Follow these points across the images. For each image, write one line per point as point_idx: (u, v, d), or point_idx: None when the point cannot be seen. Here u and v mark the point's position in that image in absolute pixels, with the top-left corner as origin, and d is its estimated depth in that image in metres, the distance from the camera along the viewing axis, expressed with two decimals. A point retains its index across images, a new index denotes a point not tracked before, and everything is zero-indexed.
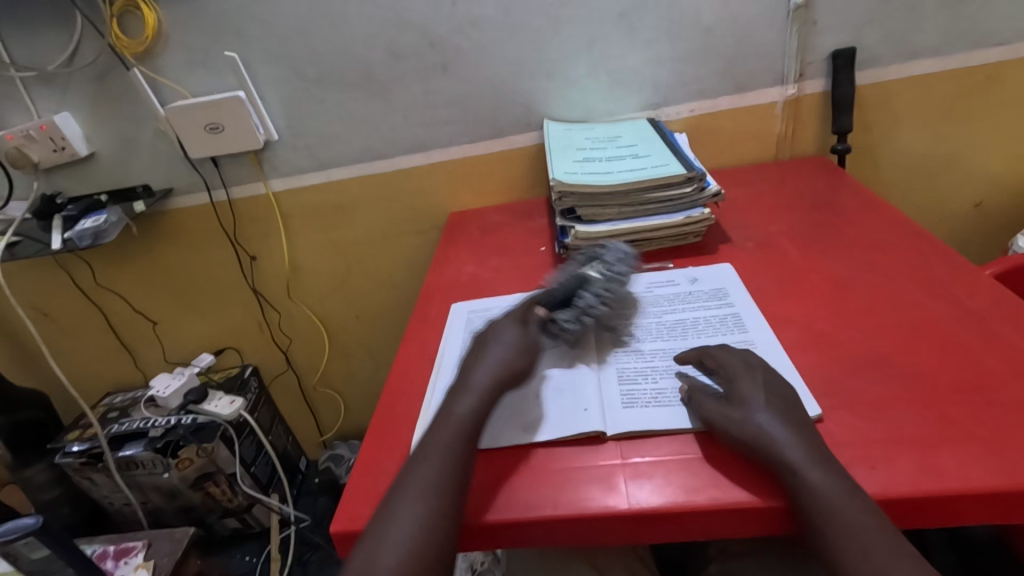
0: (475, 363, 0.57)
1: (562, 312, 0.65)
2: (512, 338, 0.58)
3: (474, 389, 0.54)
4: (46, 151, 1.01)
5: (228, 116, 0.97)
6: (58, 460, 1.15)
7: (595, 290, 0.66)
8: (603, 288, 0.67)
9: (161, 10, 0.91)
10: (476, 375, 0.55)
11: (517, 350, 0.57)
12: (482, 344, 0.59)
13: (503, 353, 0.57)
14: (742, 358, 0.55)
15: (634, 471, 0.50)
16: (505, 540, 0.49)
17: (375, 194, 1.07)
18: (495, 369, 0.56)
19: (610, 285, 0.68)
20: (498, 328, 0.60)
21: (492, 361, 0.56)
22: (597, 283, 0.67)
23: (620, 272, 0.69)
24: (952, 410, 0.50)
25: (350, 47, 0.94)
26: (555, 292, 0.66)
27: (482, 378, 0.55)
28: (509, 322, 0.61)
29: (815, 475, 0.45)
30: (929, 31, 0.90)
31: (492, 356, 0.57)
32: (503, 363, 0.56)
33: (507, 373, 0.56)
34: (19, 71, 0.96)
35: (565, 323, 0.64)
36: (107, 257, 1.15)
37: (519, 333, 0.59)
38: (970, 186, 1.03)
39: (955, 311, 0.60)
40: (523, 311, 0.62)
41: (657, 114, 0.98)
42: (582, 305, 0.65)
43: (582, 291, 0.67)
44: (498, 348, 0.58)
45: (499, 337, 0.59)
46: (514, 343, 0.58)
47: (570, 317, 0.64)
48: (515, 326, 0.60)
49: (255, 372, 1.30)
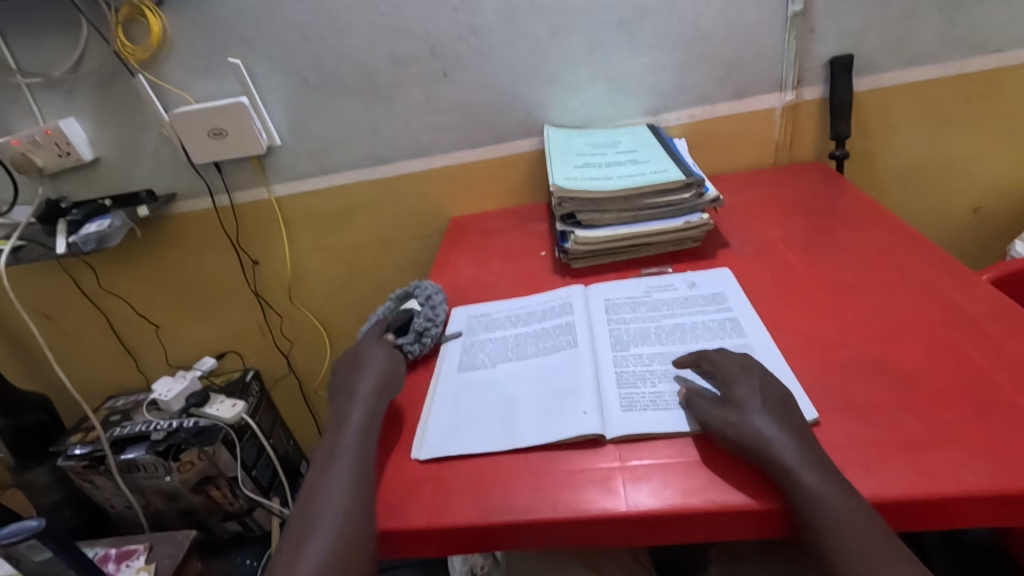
0: (356, 378, 0.61)
1: (402, 338, 0.69)
2: (382, 354, 0.64)
3: (361, 399, 0.58)
4: (51, 156, 1.02)
5: (231, 122, 0.98)
6: (61, 463, 1.15)
7: (421, 315, 0.71)
8: (431, 313, 0.71)
9: (165, 17, 0.92)
10: (362, 386, 0.60)
11: (391, 363, 0.63)
12: (355, 364, 0.63)
13: (379, 367, 0.62)
14: (739, 362, 0.56)
15: (633, 474, 0.51)
16: (504, 542, 0.50)
17: (377, 199, 1.08)
18: (377, 379, 0.60)
19: (433, 307, 0.73)
20: (365, 350, 0.64)
21: (374, 372, 0.61)
22: (423, 308, 0.72)
23: (436, 299, 0.74)
24: (948, 414, 0.50)
25: (352, 54, 0.95)
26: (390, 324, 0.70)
27: (367, 388, 0.59)
28: (371, 346, 0.65)
29: (811, 478, 0.45)
30: (925, 38, 0.90)
31: (369, 370, 0.61)
32: (381, 373, 0.61)
33: (387, 380, 0.61)
34: (25, 77, 0.96)
35: (409, 346, 0.68)
36: (110, 261, 1.16)
37: (386, 352, 0.64)
38: (968, 192, 1.04)
39: (950, 316, 0.61)
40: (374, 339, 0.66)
41: (656, 120, 0.99)
42: (418, 328, 0.69)
43: (413, 316, 0.71)
44: (374, 362, 0.62)
45: (373, 355, 0.63)
46: (388, 358, 0.63)
47: (411, 339, 0.68)
48: (380, 348, 0.65)
49: (257, 376, 1.31)
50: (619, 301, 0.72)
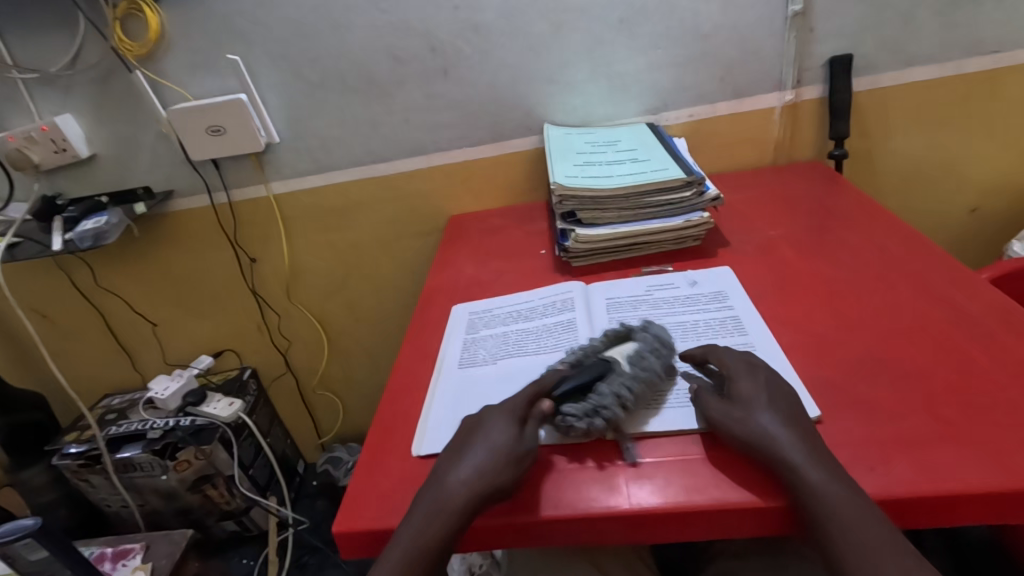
0: (451, 472, 0.50)
1: (572, 405, 0.54)
2: (498, 440, 0.51)
3: (448, 512, 0.47)
4: (47, 153, 1.01)
5: (230, 119, 0.97)
6: (56, 462, 1.15)
7: (615, 383, 0.54)
8: (628, 383, 0.54)
9: (164, 13, 0.91)
10: (454, 491, 0.48)
11: (501, 460, 0.49)
12: (465, 442, 0.52)
13: (481, 459, 0.50)
14: (743, 359, 0.56)
15: (635, 472, 0.51)
16: (506, 540, 0.50)
17: (376, 197, 1.08)
18: (469, 482, 0.49)
19: (636, 378, 0.55)
20: (487, 424, 0.53)
21: (471, 467, 0.49)
22: (622, 374, 0.56)
23: (652, 364, 0.57)
24: (949, 412, 0.51)
25: (352, 51, 0.94)
26: (569, 379, 0.56)
27: (457, 496, 0.48)
28: (501, 419, 0.53)
29: (815, 475, 0.45)
30: (925, 39, 0.91)
31: (468, 465, 0.50)
32: (479, 474, 0.49)
33: (485, 486, 0.48)
34: (21, 72, 0.96)
35: (572, 420, 0.52)
36: (108, 259, 1.15)
37: (510, 435, 0.51)
38: (965, 192, 1.04)
39: (951, 314, 0.61)
40: (525, 405, 0.54)
41: (656, 119, 0.99)
42: (595, 401, 0.53)
43: (600, 382, 0.55)
44: (479, 452, 0.50)
45: (485, 438, 0.52)
46: (499, 447, 0.50)
47: (578, 412, 0.53)
48: (507, 427, 0.52)
49: (254, 375, 1.30)
50: (620, 299, 0.73)
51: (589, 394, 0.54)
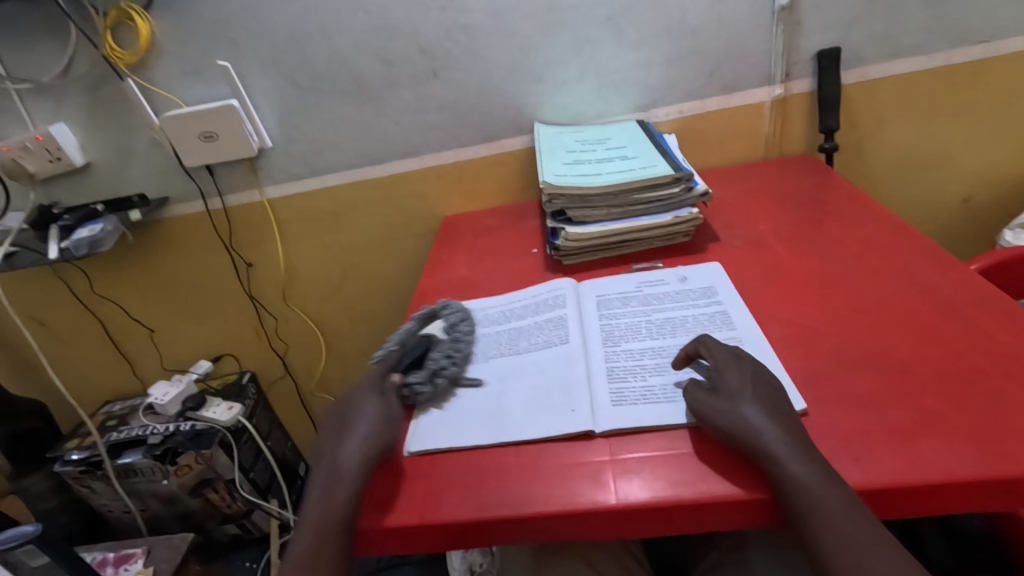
0: (340, 447, 0.54)
1: (414, 374, 0.63)
2: (374, 413, 0.56)
3: (343, 480, 0.51)
4: (42, 162, 1.02)
5: (221, 125, 0.98)
6: (58, 469, 1.15)
7: (443, 348, 0.65)
8: (452, 346, 0.65)
9: (154, 21, 0.92)
10: (345, 462, 0.53)
11: (378, 427, 0.55)
12: (346, 421, 0.57)
13: (366, 431, 0.55)
14: (731, 352, 0.56)
15: (623, 467, 0.51)
16: (498, 537, 0.50)
17: (369, 199, 1.08)
18: (359, 453, 0.53)
19: (456, 341, 0.66)
20: (359, 405, 0.58)
21: (359, 440, 0.54)
22: (445, 341, 0.66)
23: (464, 331, 0.69)
24: (933, 402, 0.51)
25: (342, 54, 0.95)
26: (403, 356, 0.64)
27: (349, 465, 0.52)
28: (366, 397, 0.58)
29: (797, 467, 0.45)
30: (913, 30, 0.91)
31: (353, 439, 0.54)
32: (367, 444, 0.54)
33: (375, 452, 0.53)
34: (14, 83, 0.97)
35: (418, 385, 0.61)
36: (104, 267, 1.16)
37: (380, 407, 0.57)
38: (957, 183, 1.04)
39: (937, 305, 0.61)
40: (377, 381, 0.60)
41: (646, 116, 0.99)
42: (433, 366, 0.63)
43: (431, 350, 0.65)
44: (361, 425, 0.55)
45: (361, 415, 0.56)
46: (377, 419, 0.56)
47: (422, 378, 0.62)
48: (375, 402, 0.58)
49: (252, 380, 1.30)
50: (610, 296, 0.73)
51: (424, 362, 0.64)
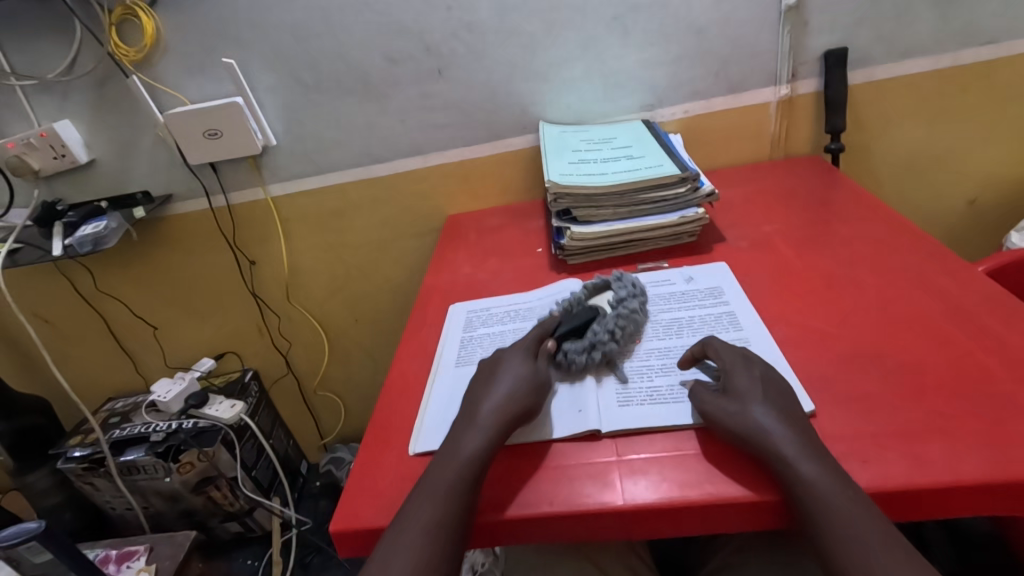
0: (483, 398, 0.55)
1: (572, 343, 0.62)
2: (521, 371, 0.57)
3: (480, 429, 0.52)
4: (46, 159, 1.02)
5: (226, 123, 0.98)
6: (61, 466, 1.16)
7: (609, 321, 0.63)
8: (620, 322, 0.63)
9: (159, 18, 0.92)
10: (486, 413, 0.54)
11: (523, 386, 0.56)
12: (489, 377, 0.58)
13: (509, 386, 0.56)
14: (740, 353, 0.56)
15: (629, 468, 0.51)
16: (504, 537, 0.50)
17: (373, 198, 1.08)
18: (500, 405, 0.54)
19: (627, 316, 0.64)
20: (506, 361, 0.59)
21: (501, 393, 0.55)
22: (612, 314, 0.64)
23: (637, 307, 0.66)
24: (941, 404, 0.51)
25: (347, 52, 0.94)
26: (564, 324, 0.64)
27: (487, 416, 0.53)
28: (516, 355, 0.60)
29: (807, 469, 0.45)
30: (920, 30, 0.90)
31: (496, 392, 0.55)
32: (508, 398, 0.55)
33: (514, 407, 0.54)
34: (19, 79, 0.96)
35: (574, 356, 0.61)
36: (108, 264, 1.16)
37: (526, 367, 0.58)
38: (963, 184, 1.04)
39: (945, 308, 0.61)
40: (533, 343, 0.61)
41: (651, 116, 0.99)
42: (592, 338, 0.62)
43: (594, 323, 0.64)
44: (506, 380, 0.56)
45: (506, 371, 0.58)
46: (522, 378, 0.57)
47: (580, 348, 0.61)
48: (522, 361, 0.59)
49: (255, 376, 1.31)
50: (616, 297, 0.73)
51: (586, 333, 0.63)
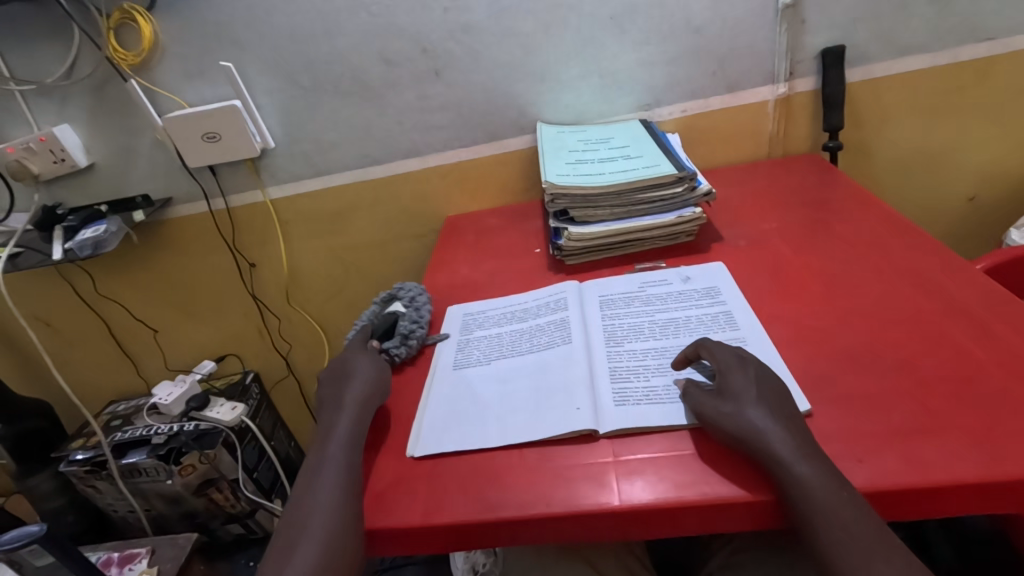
0: (344, 388, 0.61)
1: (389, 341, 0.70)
2: (367, 361, 0.64)
3: (349, 408, 0.58)
4: (46, 163, 1.02)
5: (225, 126, 0.98)
6: (63, 469, 1.16)
7: (407, 317, 0.72)
8: (416, 317, 0.73)
9: (157, 22, 0.92)
10: (349, 396, 0.59)
11: (376, 370, 0.63)
12: (341, 371, 0.63)
13: (367, 373, 0.62)
14: (735, 354, 0.56)
15: (626, 469, 0.51)
16: (500, 539, 0.50)
17: (372, 199, 1.08)
18: (363, 386, 0.60)
19: (419, 311, 0.74)
20: (351, 358, 0.65)
21: (361, 379, 0.61)
22: (408, 313, 0.73)
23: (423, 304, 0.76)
24: (939, 403, 0.50)
25: (344, 54, 0.95)
26: (371, 329, 0.71)
27: (352, 397, 0.59)
28: (357, 355, 0.65)
29: (804, 469, 0.45)
30: (917, 28, 0.90)
31: (356, 378, 0.61)
32: (368, 379, 0.61)
33: (374, 385, 0.61)
34: (18, 84, 0.97)
35: (395, 348, 0.69)
36: (108, 267, 1.17)
37: (371, 359, 0.64)
38: (963, 182, 1.04)
39: (942, 306, 0.61)
40: (357, 347, 0.67)
41: (649, 115, 0.99)
42: (403, 331, 0.70)
43: (398, 321, 0.72)
44: (360, 371, 0.62)
45: (358, 364, 0.64)
46: (373, 366, 0.63)
47: (398, 341, 0.69)
48: (364, 356, 0.65)
49: (256, 379, 1.31)
50: (613, 296, 0.73)
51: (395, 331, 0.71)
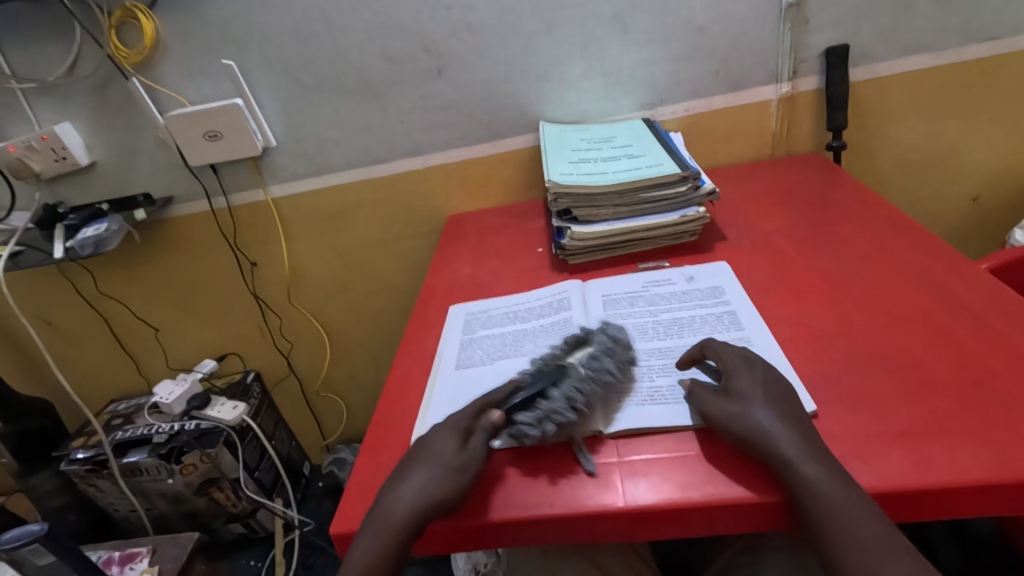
0: (395, 489, 0.50)
1: (524, 415, 0.54)
2: (445, 456, 0.51)
3: (383, 532, 0.48)
4: (47, 162, 1.02)
5: (227, 125, 0.98)
6: (64, 467, 1.16)
7: (565, 386, 0.55)
8: (579, 384, 0.55)
9: (159, 20, 0.92)
10: (396, 508, 0.49)
11: (444, 478, 0.50)
12: (414, 458, 0.53)
13: (425, 479, 0.50)
14: (741, 354, 0.56)
15: (630, 469, 0.50)
16: (505, 539, 0.50)
17: (374, 198, 1.08)
18: (414, 501, 0.49)
19: (595, 378, 0.55)
20: (433, 442, 0.53)
21: (415, 487, 0.49)
22: (573, 377, 0.56)
23: (613, 365, 0.57)
24: (945, 404, 0.50)
25: (346, 53, 0.94)
26: (522, 391, 0.56)
27: (398, 512, 0.48)
28: (449, 433, 0.53)
29: (810, 470, 0.45)
30: (922, 27, 0.90)
31: (412, 484, 0.50)
32: (424, 492, 0.49)
33: (430, 504, 0.48)
34: (19, 82, 0.96)
35: (524, 428, 0.53)
36: (110, 266, 1.16)
37: (455, 449, 0.52)
38: (966, 181, 1.03)
39: (948, 306, 0.60)
40: (472, 417, 0.55)
41: (652, 114, 0.99)
42: (545, 408, 0.53)
43: (552, 387, 0.55)
44: (422, 472, 0.50)
45: (431, 455, 0.52)
46: (443, 465, 0.51)
47: (532, 420, 0.53)
48: (454, 442, 0.52)
49: (258, 378, 1.31)
50: (616, 296, 0.72)
51: (541, 401, 0.55)
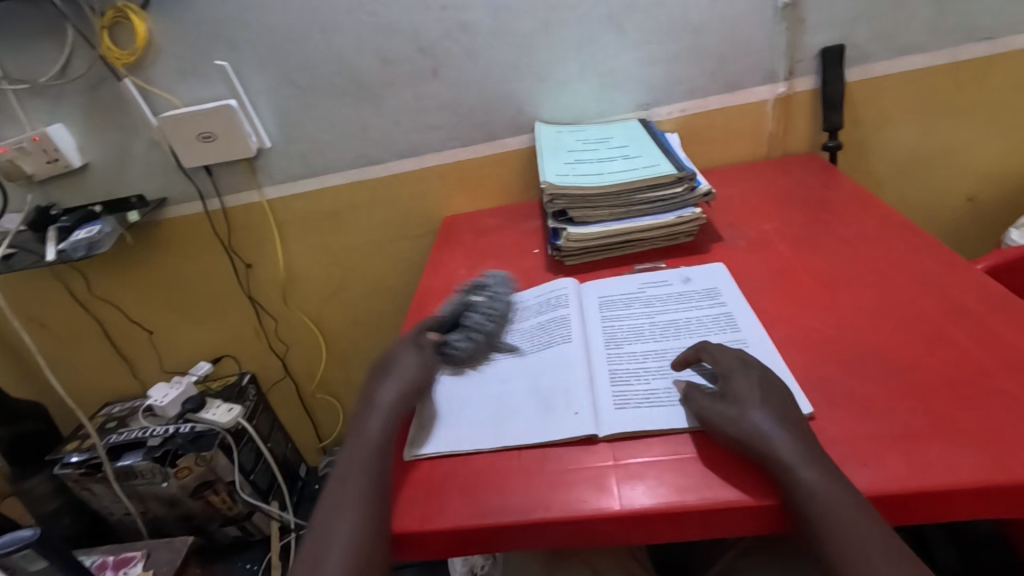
0: (379, 387, 0.59)
1: (454, 334, 0.67)
2: (409, 356, 0.62)
3: (381, 409, 0.56)
4: (39, 163, 1.01)
5: (220, 126, 0.97)
6: (57, 472, 1.15)
7: (478, 310, 0.70)
8: (487, 308, 0.70)
9: (152, 21, 0.91)
10: (383, 397, 0.57)
11: (418, 368, 0.60)
12: (382, 368, 0.61)
13: (405, 371, 0.60)
14: (737, 356, 0.56)
15: (626, 473, 0.50)
16: (503, 543, 0.49)
17: (370, 198, 1.07)
18: (398, 389, 0.58)
19: (492, 303, 0.71)
20: (394, 352, 0.63)
21: (398, 378, 0.59)
22: (481, 305, 0.71)
23: (500, 295, 0.73)
24: (942, 406, 0.50)
25: (341, 54, 0.94)
26: (442, 320, 0.69)
27: (388, 398, 0.57)
28: (406, 346, 0.63)
29: (810, 474, 0.45)
30: (917, 27, 0.90)
31: (394, 378, 0.59)
32: (405, 381, 0.59)
33: (411, 387, 0.58)
34: (11, 84, 0.96)
35: (457, 343, 0.66)
36: (103, 267, 1.16)
37: (417, 354, 0.62)
38: (963, 181, 1.03)
39: (944, 307, 0.60)
40: (416, 336, 0.65)
41: (647, 115, 0.98)
42: (470, 325, 0.68)
43: (468, 313, 0.69)
44: (398, 369, 0.60)
45: (398, 361, 0.62)
46: (414, 363, 0.61)
47: (461, 337, 0.67)
48: (411, 351, 0.63)
49: (252, 380, 1.30)
50: (613, 297, 0.72)
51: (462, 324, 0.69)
